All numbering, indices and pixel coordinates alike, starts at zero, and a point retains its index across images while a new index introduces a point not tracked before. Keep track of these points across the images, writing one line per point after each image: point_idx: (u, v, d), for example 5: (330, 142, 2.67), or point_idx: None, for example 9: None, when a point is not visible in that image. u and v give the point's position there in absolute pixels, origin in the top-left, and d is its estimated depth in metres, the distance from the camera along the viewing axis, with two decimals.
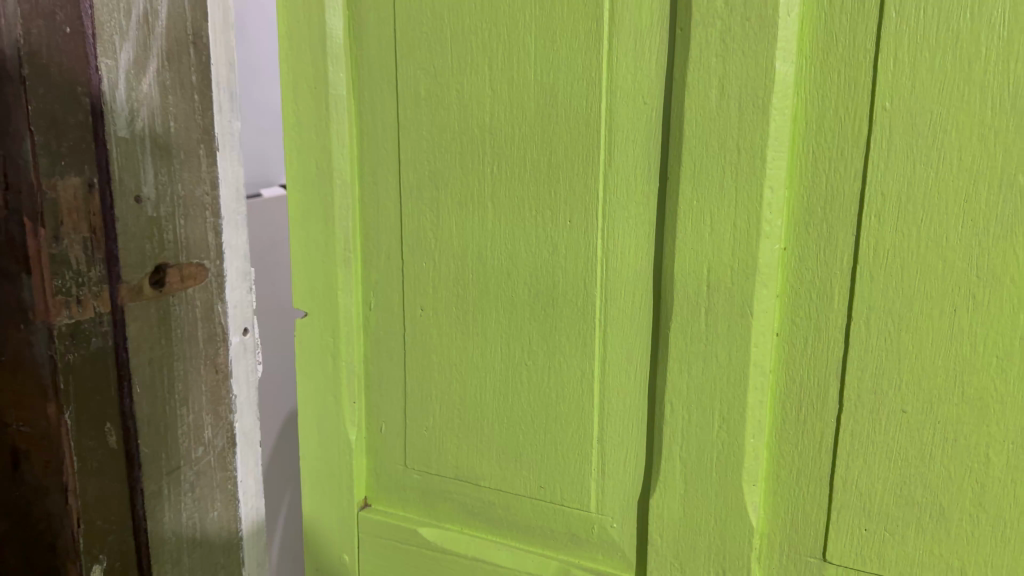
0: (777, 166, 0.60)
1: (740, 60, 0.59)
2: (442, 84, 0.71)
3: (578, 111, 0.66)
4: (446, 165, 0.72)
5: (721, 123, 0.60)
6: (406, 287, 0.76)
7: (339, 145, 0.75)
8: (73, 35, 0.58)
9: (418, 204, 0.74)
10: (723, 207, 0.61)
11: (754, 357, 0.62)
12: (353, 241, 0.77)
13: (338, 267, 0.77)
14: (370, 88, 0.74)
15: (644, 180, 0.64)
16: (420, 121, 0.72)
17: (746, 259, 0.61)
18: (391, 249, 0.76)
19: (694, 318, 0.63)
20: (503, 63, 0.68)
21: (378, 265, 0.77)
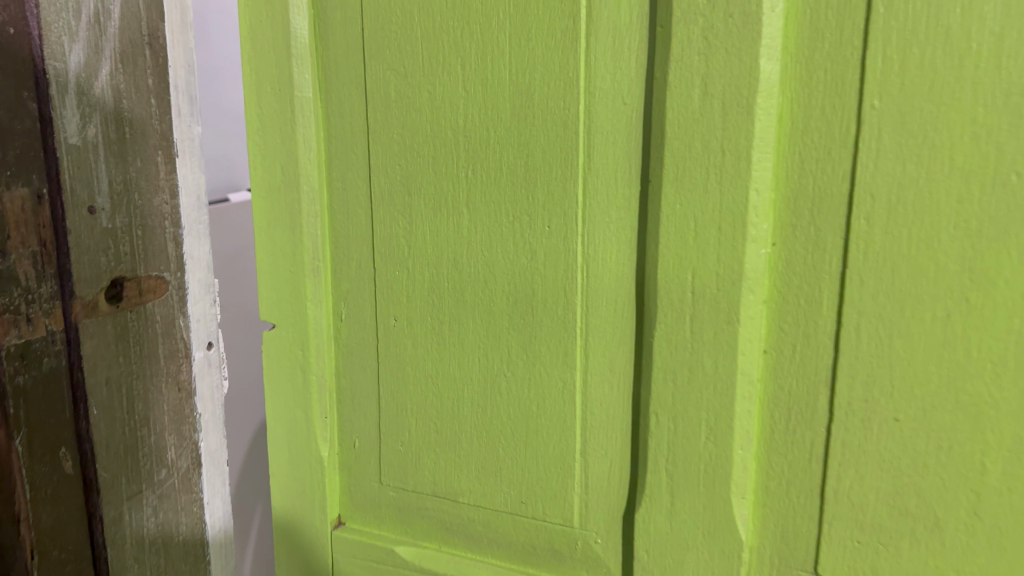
0: (763, 167, 0.57)
1: (723, 58, 0.57)
2: (412, 85, 0.68)
3: (555, 113, 0.63)
4: (419, 170, 0.69)
5: (704, 124, 0.58)
6: (379, 297, 0.73)
7: (305, 150, 0.72)
8: (17, 36, 0.55)
9: (389, 211, 0.71)
10: (707, 211, 0.59)
11: (742, 366, 0.60)
12: (320, 250, 0.74)
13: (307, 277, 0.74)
14: (337, 89, 0.71)
15: (625, 184, 0.62)
16: (389, 123, 0.69)
17: (732, 264, 0.59)
18: (361, 258, 0.73)
19: (678, 326, 0.61)
20: (477, 63, 0.65)
21: (349, 275, 0.74)
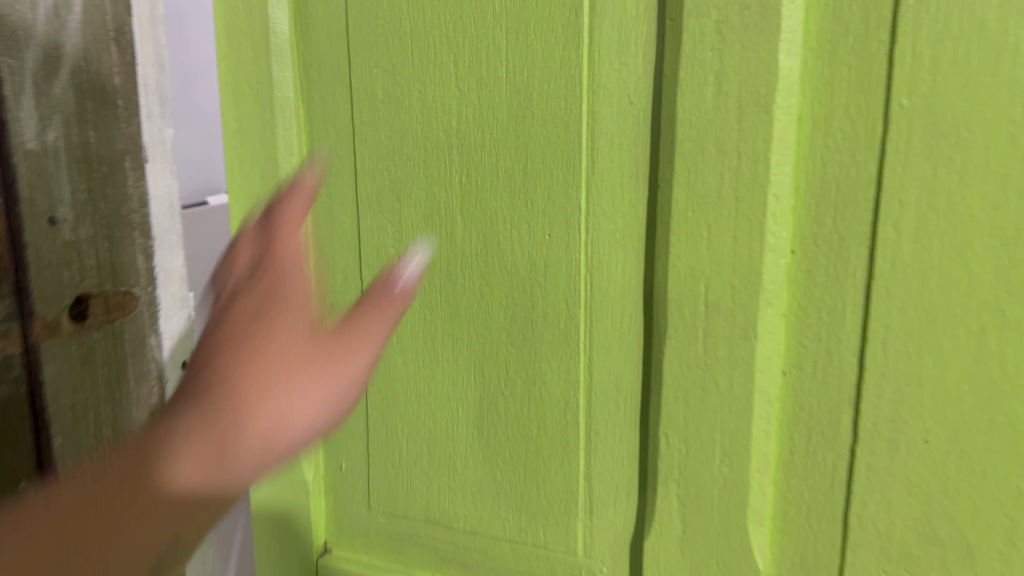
0: (781, 172, 0.53)
1: (738, 53, 0.52)
2: (402, 84, 0.63)
3: (556, 113, 0.59)
4: (409, 174, 0.64)
5: (718, 125, 0.54)
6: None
7: (286, 152, 0.67)
8: None
9: (378, 219, 0.66)
10: (722, 218, 0.55)
11: (759, 384, 0.56)
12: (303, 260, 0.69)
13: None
14: (320, 89, 0.66)
15: (632, 189, 0.58)
16: (376, 124, 0.65)
17: (749, 275, 0.55)
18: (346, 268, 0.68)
19: (691, 342, 0.57)
20: (471, 60, 0.61)
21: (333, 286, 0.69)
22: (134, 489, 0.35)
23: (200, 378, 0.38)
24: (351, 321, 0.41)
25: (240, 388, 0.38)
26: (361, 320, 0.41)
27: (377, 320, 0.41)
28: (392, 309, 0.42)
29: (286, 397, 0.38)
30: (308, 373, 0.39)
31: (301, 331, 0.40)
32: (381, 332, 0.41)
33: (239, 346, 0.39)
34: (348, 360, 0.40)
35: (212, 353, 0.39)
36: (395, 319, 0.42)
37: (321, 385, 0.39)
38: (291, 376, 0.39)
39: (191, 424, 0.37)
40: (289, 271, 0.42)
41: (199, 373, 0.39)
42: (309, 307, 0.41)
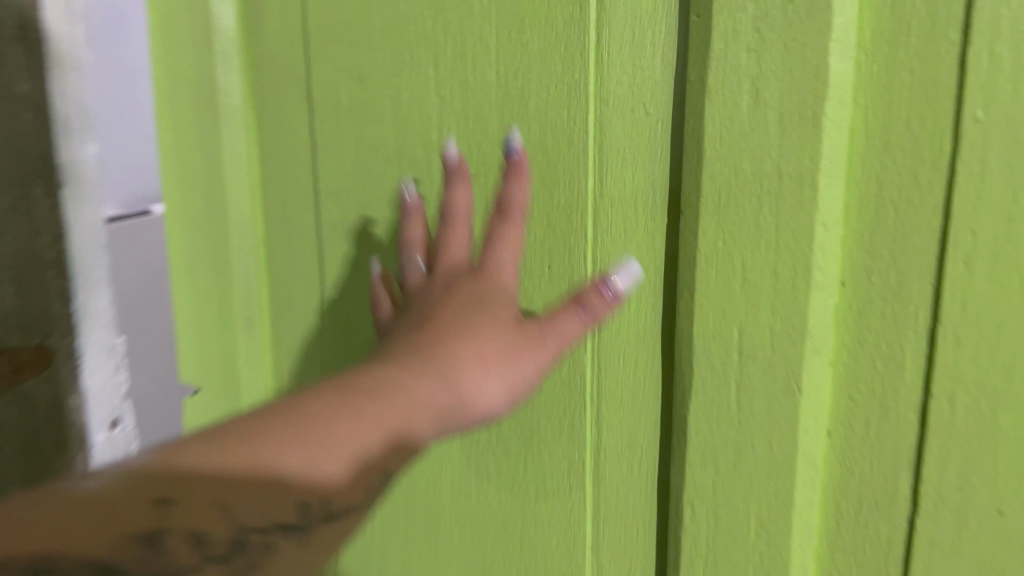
0: (831, 196, 0.44)
1: (778, 55, 0.43)
2: (370, 90, 0.54)
3: (558, 125, 0.50)
4: (377, 196, 0.54)
5: (755, 140, 0.45)
6: (325, 353, 0.58)
7: (235, 170, 0.58)
8: None
9: (339, 248, 0.56)
10: (759, 251, 0.46)
11: (803, 447, 0.47)
12: (254, 293, 0.60)
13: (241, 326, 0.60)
14: (274, 96, 0.57)
15: (649, 216, 0.49)
16: (341, 138, 0.55)
17: (790, 318, 0.46)
18: (307, 305, 0.58)
19: (720, 396, 0.48)
20: (454, 62, 0.51)
21: (292, 325, 0.59)
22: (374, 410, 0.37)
23: (411, 343, 0.43)
24: (551, 316, 0.45)
25: (449, 348, 0.42)
26: (557, 317, 0.45)
27: (577, 315, 0.46)
28: (592, 310, 0.46)
29: (484, 363, 0.42)
30: (504, 356, 0.43)
31: (504, 317, 0.45)
32: (573, 329, 0.45)
33: (451, 319, 0.44)
34: (544, 345, 0.45)
35: (421, 329, 0.44)
36: (591, 323, 0.46)
37: (514, 365, 0.43)
38: (493, 346, 0.43)
39: (409, 371, 0.40)
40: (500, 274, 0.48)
41: (411, 341, 0.43)
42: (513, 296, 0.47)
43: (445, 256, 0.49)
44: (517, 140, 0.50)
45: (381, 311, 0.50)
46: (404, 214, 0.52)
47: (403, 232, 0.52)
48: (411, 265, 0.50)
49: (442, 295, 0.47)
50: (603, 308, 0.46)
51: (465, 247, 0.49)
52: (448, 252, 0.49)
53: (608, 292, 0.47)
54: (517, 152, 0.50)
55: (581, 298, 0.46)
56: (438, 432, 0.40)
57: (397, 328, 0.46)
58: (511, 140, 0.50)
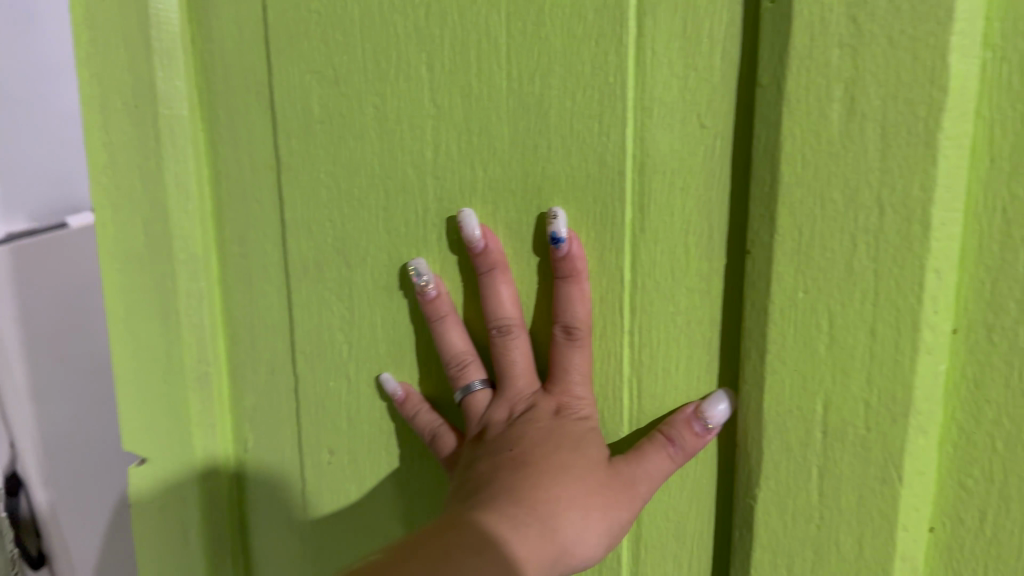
0: (946, 235, 0.34)
1: (882, 50, 0.33)
2: (348, 98, 0.43)
3: (586, 141, 0.39)
4: (361, 228, 0.44)
5: (848, 161, 0.35)
6: (301, 417, 0.48)
7: (180, 199, 0.47)
8: None
9: (315, 292, 0.46)
10: (849, 303, 0.36)
11: (902, 548, 0.37)
12: (216, 341, 0.50)
13: (192, 390, 0.49)
14: (228, 104, 0.46)
15: (704, 256, 0.39)
16: (313, 155, 0.44)
17: (890, 388, 0.36)
18: (279, 360, 0.48)
19: (797, 479, 0.38)
20: (453, 61, 0.40)
21: (258, 382, 0.49)
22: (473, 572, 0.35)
23: (497, 493, 0.38)
24: (638, 450, 0.39)
25: (538, 495, 0.38)
26: (643, 451, 0.39)
27: (664, 450, 0.39)
28: (682, 444, 0.38)
29: (580, 507, 0.37)
30: (600, 500, 0.38)
31: (593, 458, 0.39)
32: (663, 468, 0.38)
33: (534, 458, 0.39)
34: (636, 490, 0.38)
35: (503, 474, 0.39)
36: (681, 460, 0.39)
37: (610, 511, 0.38)
38: (588, 487, 0.38)
39: (503, 524, 0.36)
40: (578, 403, 0.40)
41: (496, 490, 0.38)
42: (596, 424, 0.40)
43: (512, 378, 0.41)
44: (563, 227, 0.39)
45: (446, 441, 0.43)
46: (433, 316, 0.42)
47: (440, 343, 0.42)
48: (467, 391, 0.42)
49: (516, 427, 0.41)
50: (694, 442, 0.38)
51: (531, 369, 0.41)
52: (510, 373, 0.41)
53: (701, 423, 0.38)
54: (568, 245, 0.39)
55: (667, 433, 0.39)
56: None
57: (475, 468, 0.40)
58: (557, 233, 0.39)
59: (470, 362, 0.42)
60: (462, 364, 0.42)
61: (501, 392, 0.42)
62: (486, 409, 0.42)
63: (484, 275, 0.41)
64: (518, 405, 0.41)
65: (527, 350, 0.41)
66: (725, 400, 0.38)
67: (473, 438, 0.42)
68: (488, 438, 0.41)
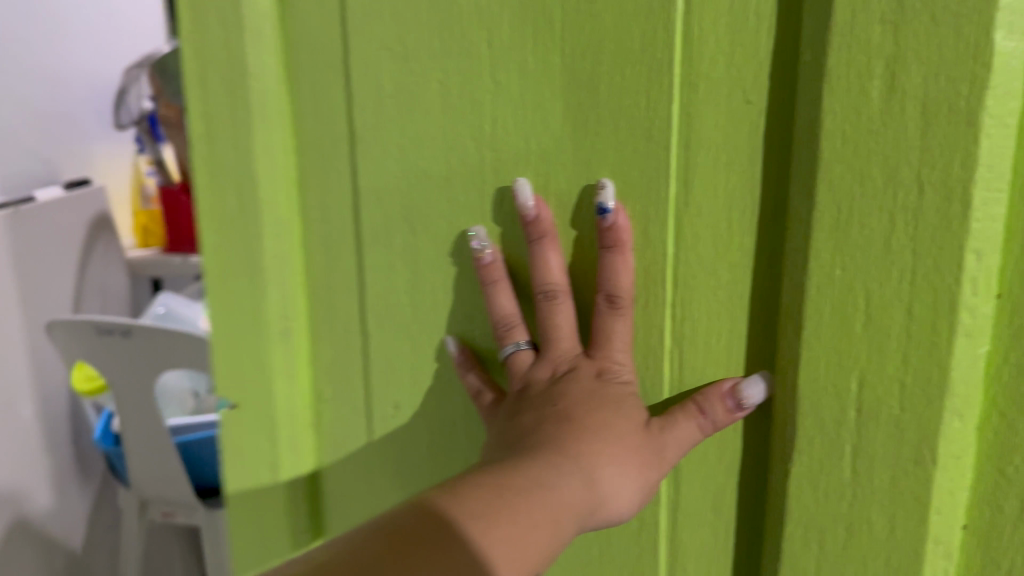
0: (987, 217, 0.33)
1: (924, 27, 0.33)
2: (415, 73, 0.46)
3: (633, 117, 0.40)
4: (425, 196, 0.47)
5: (889, 139, 0.34)
6: (371, 372, 0.52)
7: (270, 167, 0.51)
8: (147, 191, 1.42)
9: (383, 256, 0.49)
10: (885, 283, 0.36)
11: (934, 531, 0.37)
12: (296, 300, 0.53)
13: (275, 342, 0.54)
14: (311, 80, 0.49)
15: (744, 232, 0.39)
16: (384, 128, 0.47)
17: (926, 370, 0.36)
18: (351, 319, 0.52)
19: (830, 457, 0.39)
20: (512, 39, 0.42)
21: (331, 338, 0.53)
22: (526, 515, 0.37)
23: (536, 443, 0.41)
24: (671, 415, 0.40)
25: (576, 449, 0.40)
26: (675, 417, 0.40)
27: (694, 419, 0.40)
28: (713, 417, 0.40)
29: (617, 462, 0.40)
30: (633, 458, 0.40)
31: (629, 418, 0.40)
32: (692, 436, 0.40)
33: (573, 416, 0.41)
34: (666, 452, 0.40)
35: (544, 427, 0.41)
36: (710, 431, 0.40)
37: (643, 471, 0.40)
38: (626, 444, 0.40)
39: (549, 471, 0.39)
40: (619, 366, 0.42)
41: (537, 442, 0.41)
42: (635, 386, 0.41)
43: (555, 340, 0.43)
44: (609, 201, 0.41)
45: (487, 398, 0.45)
46: (485, 280, 0.44)
47: (490, 305, 0.45)
48: (513, 350, 0.44)
49: (558, 386, 0.42)
50: (725, 416, 0.40)
51: (573, 332, 0.43)
52: (551, 336, 0.43)
53: (734, 400, 0.39)
54: (614, 217, 0.41)
55: (700, 404, 0.40)
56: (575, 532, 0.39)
57: (519, 417, 0.43)
58: (603, 204, 0.41)
59: (516, 324, 0.45)
60: (508, 324, 0.44)
61: (545, 352, 0.44)
62: (529, 368, 0.44)
63: (534, 243, 0.43)
64: (561, 365, 0.43)
65: (571, 316, 0.43)
66: (761, 382, 0.39)
67: (516, 392, 0.44)
68: (529, 392, 0.43)
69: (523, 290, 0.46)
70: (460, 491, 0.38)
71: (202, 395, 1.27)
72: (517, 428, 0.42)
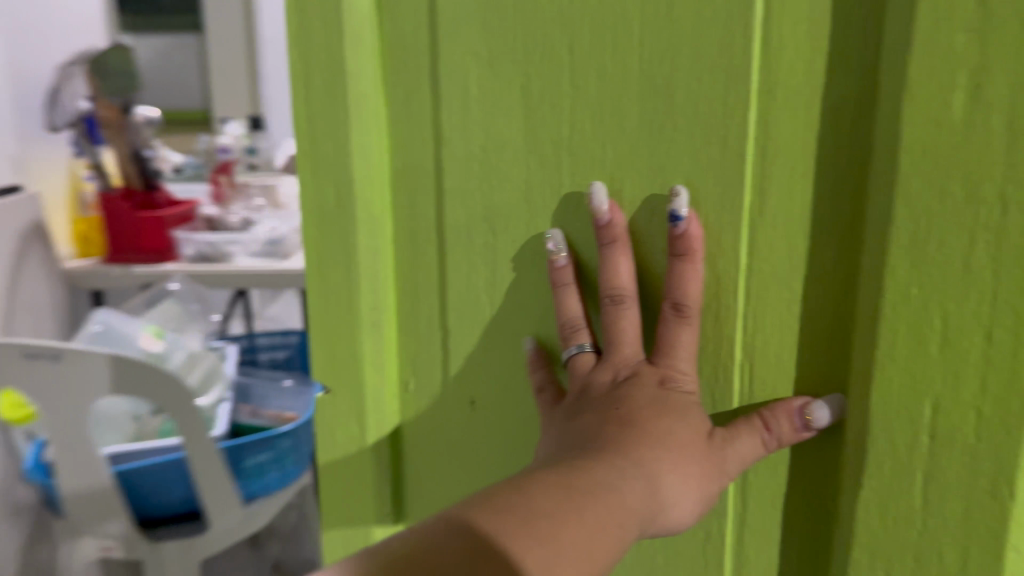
0: None
1: (1013, 39, 0.31)
2: (499, 76, 0.46)
3: (709, 124, 0.40)
4: (504, 196, 0.48)
5: (972, 155, 0.33)
6: (450, 364, 0.54)
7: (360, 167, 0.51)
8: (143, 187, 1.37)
9: (466, 253, 0.50)
10: (964, 305, 0.34)
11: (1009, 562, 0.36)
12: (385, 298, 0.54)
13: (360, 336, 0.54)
14: (402, 80, 0.50)
15: (816, 244, 0.38)
16: (470, 130, 0.48)
17: (1005, 398, 0.34)
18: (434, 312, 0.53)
19: (902, 485, 0.37)
20: (592, 45, 0.43)
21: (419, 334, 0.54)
22: (590, 518, 0.37)
23: (597, 445, 0.40)
24: (734, 428, 0.40)
25: (640, 453, 0.39)
26: (739, 431, 0.40)
27: (758, 434, 0.40)
28: (778, 433, 0.39)
29: (679, 471, 0.39)
30: (696, 468, 0.40)
31: (694, 428, 0.40)
32: (754, 450, 0.40)
33: (636, 420, 0.41)
34: (728, 465, 0.40)
35: (606, 430, 0.41)
36: (773, 447, 0.40)
37: (705, 481, 0.40)
38: (686, 450, 0.40)
39: (612, 474, 0.39)
40: (685, 374, 0.41)
41: (598, 443, 0.41)
42: (697, 396, 0.41)
43: (619, 346, 0.43)
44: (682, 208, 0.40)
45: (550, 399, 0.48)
46: (556, 283, 0.45)
47: (559, 308, 0.45)
48: (575, 353, 0.45)
49: (619, 390, 0.42)
50: (791, 435, 0.39)
51: (637, 339, 0.43)
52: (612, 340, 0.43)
53: (802, 419, 0.39)
54: (683, 225, 0.40)
55: (766, 420, 0.39)
56: (636, 537, 0.38)
57: (579, 418, 0.43)
58: (676, 211, 0.40)
59: (581, 327, 0.45)
60: (573, 327, 0.45)
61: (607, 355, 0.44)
62: (589, 371, 0.44)
63: (601, 247, 0.43)
64: (623, 370, 0.43)
65: (636, 322, 0.43)
66: (831, 404, 0.39)
67: (576, 394, 0.44)
68: (590, 394, 0.44)
69: (591, 295, 0.47)
70: (525, 491, 0.38)
71: (144, 416, 1.06)
72: (578, 429, 0.42)
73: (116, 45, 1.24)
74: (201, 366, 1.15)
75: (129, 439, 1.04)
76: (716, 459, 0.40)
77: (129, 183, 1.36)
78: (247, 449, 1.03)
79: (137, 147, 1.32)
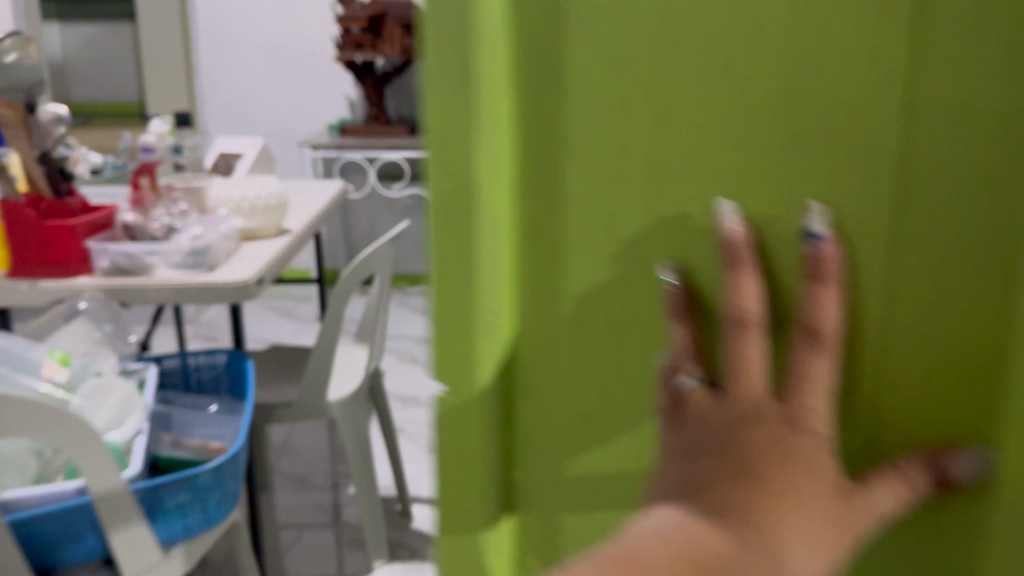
0: None
1: None
2: (640, 93, 0.48)
3: (867, 155, 0.44)
4: (636, 204, 0.49)
5: None
6: (572, 353, 0.54)
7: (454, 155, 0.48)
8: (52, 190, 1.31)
9: (588, 263, 0.52)
10: None
11: None
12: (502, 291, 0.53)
13: (459, 330, 0.51)
14: (532, 87, 0.50)
15: (961, 273, 0.44)
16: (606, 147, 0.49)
17: None
18: (558, 306, 0.53)
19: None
20: (748, 66, 0.45)
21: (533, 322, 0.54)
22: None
23: (730, 499, 0.44)
24: (868, 483, 0.44)
25: (770, 512, 0.43)
26: (873, 487, 0.44)
27: (893, 487, 0.44)
28: (913, 482, 0.44)
29: (804, 533, 0.43)
30: (826, 525, 0.43)
31: (827, 486, 0.44)
32: (889, 500, 0.44)
33: (762, 474, 0.44)
34: (860, 521, 0.44)
35: (733, 488, 0.44)
36: (908, 497, 0.44)
37: (836, 540, 0.43)
38: (813, 513, 0.43)
39: (751, 541, 0.42)
40: (817, 422, 0.44)
41: (729, 496, 0.44)
42: (829, 441, 0.45)
43: (741, 382, 0.46)
44: (819, 228, 0.45)
45: (665, 418, 0.49)
46: (678, 312, 0.49)
47: (679, 337, 0.49)
48: (688, 382, 0.48)
49: (745, 432, 0.45)
50: (926, 483, 0.44)
51: (764, 374, 0.45)
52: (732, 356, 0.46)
53: (945, 468, 0.44)
54: (822, 246, 0.44)
55: (903, 475, 0.44)
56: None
57: (701, 458, 0.46)
58: (814, 232, 0.44)
59: (688, 360, 0.49)
60: (686, 358, 0.49)
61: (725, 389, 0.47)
62: (705, 406, 0.47)
63: (728, 268, 0.46)
64: (747, 408, 0.45)
65: (758, 352, 0.45)
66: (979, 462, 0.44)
67: (693, 421, 0.47)
68: (707, 427, 0.47)
69: (706, 319, 0.50)
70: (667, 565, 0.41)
71: (48, 455, 1.03)
72: (701, 464, 0.46)
73: (16, 36, 1.17)
74: (107, 402, 1.08)
75: (31, 482, 1.01)
76: (847, 516, 0.44)
77: (33, 188, 1.28)
78: (162, 490, 1.02)
79: (43, 148, 1.23)
